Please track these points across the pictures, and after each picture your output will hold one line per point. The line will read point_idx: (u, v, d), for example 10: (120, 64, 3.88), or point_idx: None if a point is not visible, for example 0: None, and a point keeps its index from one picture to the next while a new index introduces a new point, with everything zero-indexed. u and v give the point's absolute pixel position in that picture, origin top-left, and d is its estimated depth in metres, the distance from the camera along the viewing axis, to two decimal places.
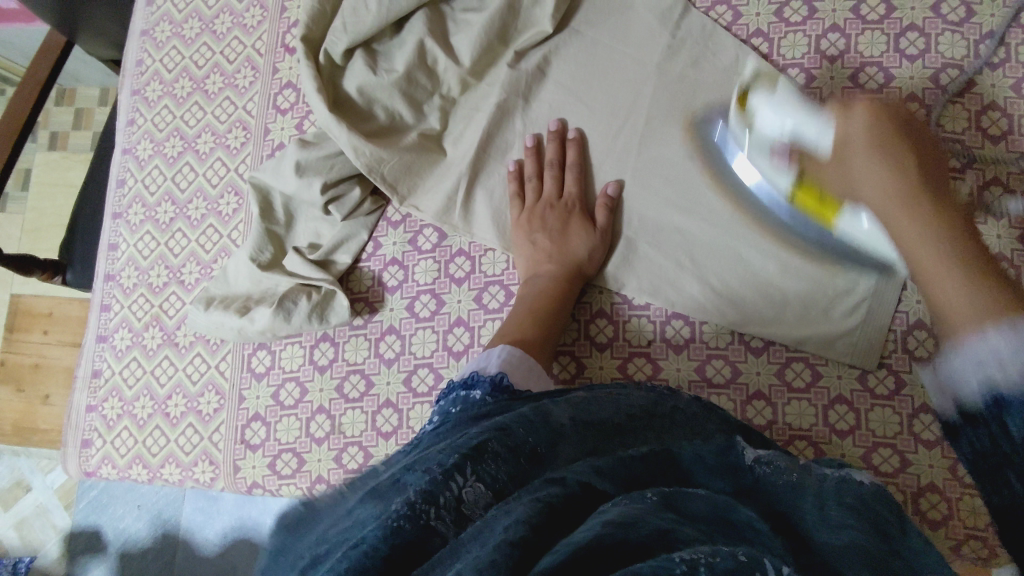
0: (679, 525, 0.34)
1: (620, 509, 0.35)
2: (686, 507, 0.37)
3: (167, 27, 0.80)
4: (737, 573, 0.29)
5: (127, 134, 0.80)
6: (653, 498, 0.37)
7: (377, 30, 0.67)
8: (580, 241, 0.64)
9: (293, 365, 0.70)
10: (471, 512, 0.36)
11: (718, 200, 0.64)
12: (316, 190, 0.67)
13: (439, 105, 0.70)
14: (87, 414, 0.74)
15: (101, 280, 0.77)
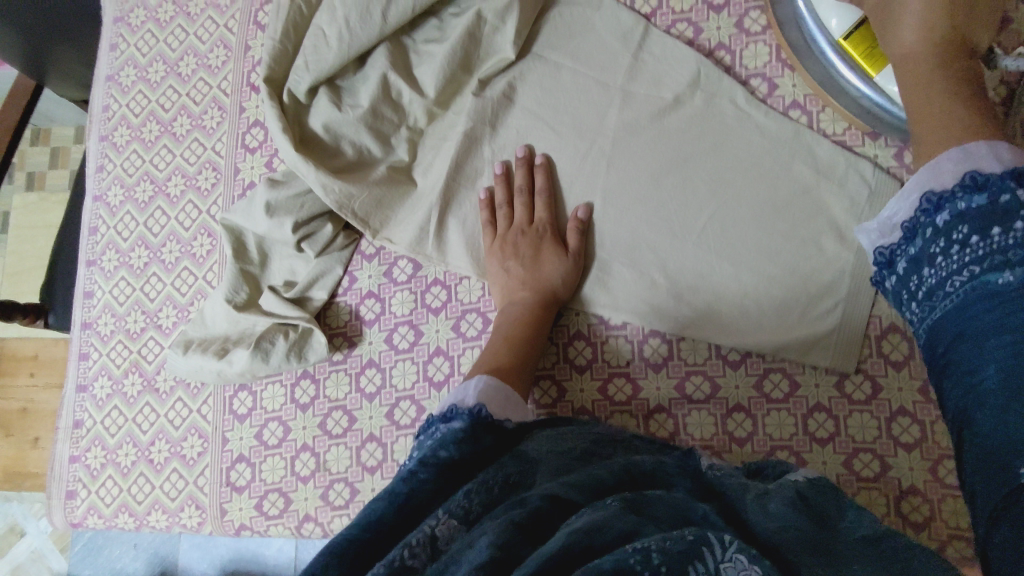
0: (642, 525, 0.34)
1: (584, 517, 0.35)
2: (648, 509, 0.36)
3: (133, 72, 0.80)
4: (685, 554, 0.30)
5: (97, 180, 0.79)
6: (616, 502, 0.36)
7: (340, 67, 0.67)
8: (554, 267, 0.65)
9: (275, 405, 0.69)
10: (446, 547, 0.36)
11: (688, 216, 0.65)
12: (288, 230, 0.67)
13: (405, 136, 0.70)
14: (71, 464, 0.73)
15: (78, 329, 0.77)
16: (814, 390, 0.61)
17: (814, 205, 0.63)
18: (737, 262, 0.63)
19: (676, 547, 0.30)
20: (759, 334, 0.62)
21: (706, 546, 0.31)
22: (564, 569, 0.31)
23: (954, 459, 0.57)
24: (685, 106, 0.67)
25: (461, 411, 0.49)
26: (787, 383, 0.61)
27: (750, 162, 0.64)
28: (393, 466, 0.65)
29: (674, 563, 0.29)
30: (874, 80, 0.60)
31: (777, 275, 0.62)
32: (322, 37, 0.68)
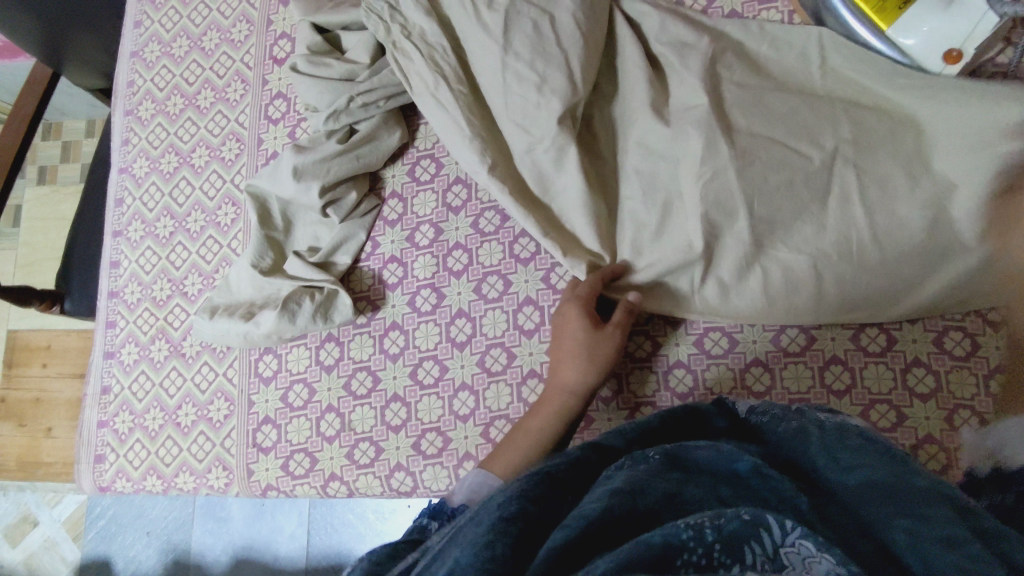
0: (684, 485, 0.37)
1: (624, 472, 0.38)
2: (688, 459, 0.39)
3: (157, 47, 0.82)
4: (740, 535, 0.31)
5: (122, 153, 0.81)
6: (655, 459, 0.39)
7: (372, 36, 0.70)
8: (572, 325, 0.60)
9: (300, 367, 0.71)
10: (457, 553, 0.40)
11: (795, 183, 0.60)
12: (314, 194, 0.69)
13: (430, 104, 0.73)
14: (99, 429, 0.75)
15: (105, 298, 0.78)
16: (831, 344, 0.62)
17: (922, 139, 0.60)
18: (844, 219, 0.59)
19: (731, 527, 0.31)
20: (915, 288, 0.59)
21: (765, 527, 0.31)
22: (611, 531, 0.33)
23: (968, 408, 0.58)
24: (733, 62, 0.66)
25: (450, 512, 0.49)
26: (804, 336, 0.63)
27: (860, 120, 0.61)
28: (418, 424, 0.66)
29: (727, 543, 0.31)
30: (886, 34, 0.62)
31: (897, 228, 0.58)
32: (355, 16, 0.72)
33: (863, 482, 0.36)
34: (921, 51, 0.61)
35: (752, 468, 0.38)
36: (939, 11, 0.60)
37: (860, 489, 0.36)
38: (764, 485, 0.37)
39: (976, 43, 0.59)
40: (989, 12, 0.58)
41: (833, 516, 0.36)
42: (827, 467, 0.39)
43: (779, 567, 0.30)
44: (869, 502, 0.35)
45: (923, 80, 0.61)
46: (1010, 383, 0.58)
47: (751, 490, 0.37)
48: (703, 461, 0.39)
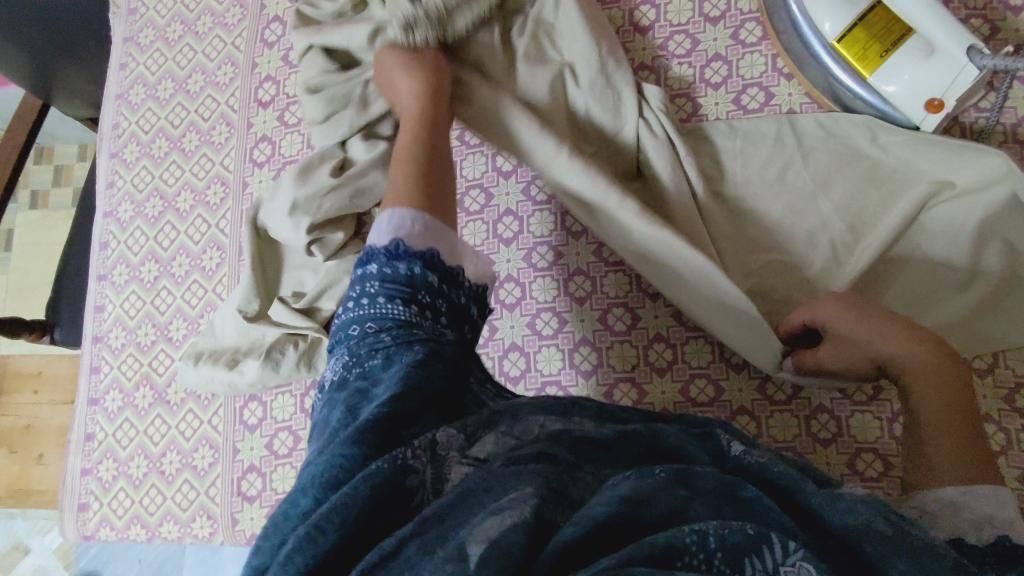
0: (691, 501, 0.34)
1: (631, 481, 0.35)
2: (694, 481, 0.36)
3: (142, 89, 0.81)
4: (745, 549, 0.30)
5: (107, 197, 0.81)
6: (662, 473, 0.36)
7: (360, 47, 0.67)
8: (416, 76, 0.60)
9: (285, 415, 0.70)
10: (445, 454, 0.35)
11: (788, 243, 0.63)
12: (303, 230, 0.66)
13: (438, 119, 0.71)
14: (83, 477, 0.74)
15: (90, 343, 0.78)
16: (817, 392, 0.61)
17: (918, 193, 0.60)
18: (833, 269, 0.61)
19: (733, 539, 0.30)
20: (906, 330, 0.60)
21: (766, 544, 0.30)
22: (606, 546, 0.31)
23: None
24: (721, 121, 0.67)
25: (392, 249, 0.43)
26: (790, 385, 0.62)
27: (847, 178, 0.63)
28: None
29: (731, 558, 0.30)
30: (869, 80, 0.62)
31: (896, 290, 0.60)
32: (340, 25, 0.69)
33: (855, 523, 0.35)
34: (902, 98, 0.61)
35: (757, 495, 0.35)
36: (921, 59, 0.60)
37: (854, 529, 0.35)
38: (764, 512, 0.35)
39: (957, 93, 0.59)
40: (969, 65, 0.58)
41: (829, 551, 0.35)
42: (819, 505, 0.37)
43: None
44: (873, 540, 0.34)
45: (907, 134, 0.61)
46: (997, 432, 0.58)
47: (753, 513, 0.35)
48: (711, 486, 0.36)
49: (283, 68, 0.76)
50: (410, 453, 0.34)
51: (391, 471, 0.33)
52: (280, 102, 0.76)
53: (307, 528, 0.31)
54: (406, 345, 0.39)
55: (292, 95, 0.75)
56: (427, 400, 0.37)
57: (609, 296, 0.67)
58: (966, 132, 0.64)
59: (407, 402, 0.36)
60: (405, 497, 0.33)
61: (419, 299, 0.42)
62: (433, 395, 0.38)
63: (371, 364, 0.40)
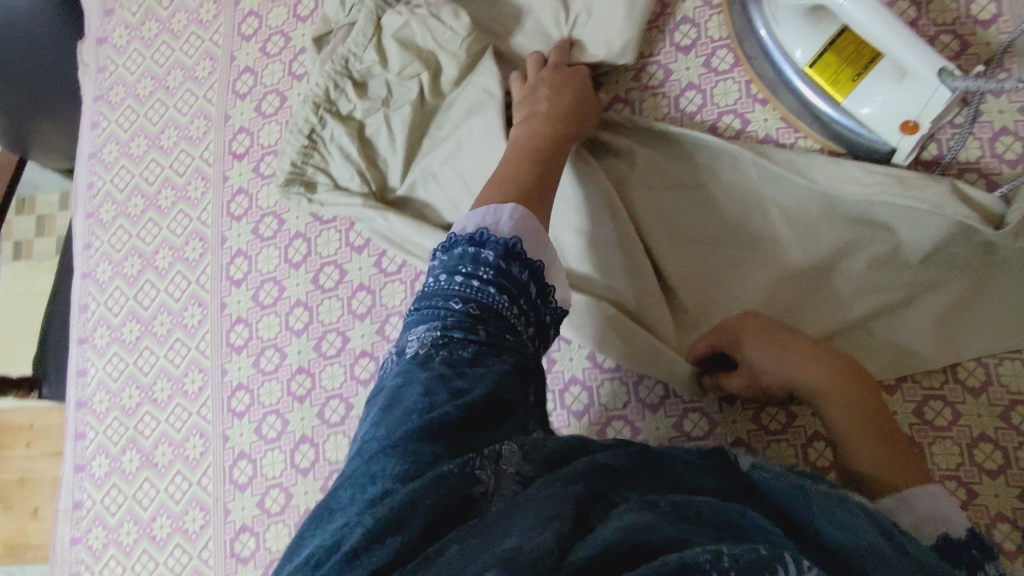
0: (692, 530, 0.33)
1: (630, 513, 0.34)
2: (692, 508, 0.36)
3: (115, 148, 0.81)
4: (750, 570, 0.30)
5: (84, 258, 0.80)
6: (664, 506, 0.35)
7: (332, 80, 0.69)
8: None
9: (275, 471, 0.67)
10: (502, 466, 0.35)
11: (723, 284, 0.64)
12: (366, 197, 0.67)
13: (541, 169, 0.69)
14: (73, 546, 0.72)
15: (74, 408, 0.76)
16: (812, 420, 0.60)
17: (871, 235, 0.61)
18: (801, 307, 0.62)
19: (745, 558, 0.30)
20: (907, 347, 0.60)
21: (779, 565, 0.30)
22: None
23: (953, 480, 0.57)
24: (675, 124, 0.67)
25: (496, 240, 0.44)
26: (784, 414, 0.61)
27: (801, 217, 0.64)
28: None
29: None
30: (843, 104, 0.62)
31: (825, 316, 0.62)
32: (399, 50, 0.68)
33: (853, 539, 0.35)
34: (877, 120, 0.61)
35: (753, 522, 0.36)
36: (893, 82, 0.60)
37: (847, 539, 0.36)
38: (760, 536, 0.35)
39: (932, 113, 0.58)
40: (941, 87, 0.57)
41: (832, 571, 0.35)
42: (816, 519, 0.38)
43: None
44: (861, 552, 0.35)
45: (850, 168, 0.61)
46: (994, 450, 0.57)
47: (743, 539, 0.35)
48: (707, 516, 0.35)
49: (256, 118, 0.76)
50: (480, 461, 0.35)
51: (458, 480, 0.34)
52: (254, 153, 0.75)
53: (369, 514, 0.32)
54: (497, 352, 0.40)
55: (267, 145, 0.75)
56: (482, 414, 0.37)
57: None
58: (945, 147, 0.64)
59: (484, 411, 0.37)
60: (464, 506, 0.34)
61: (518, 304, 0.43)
62: (493, 410, 0.38)
63: (462, 352, 0.40)
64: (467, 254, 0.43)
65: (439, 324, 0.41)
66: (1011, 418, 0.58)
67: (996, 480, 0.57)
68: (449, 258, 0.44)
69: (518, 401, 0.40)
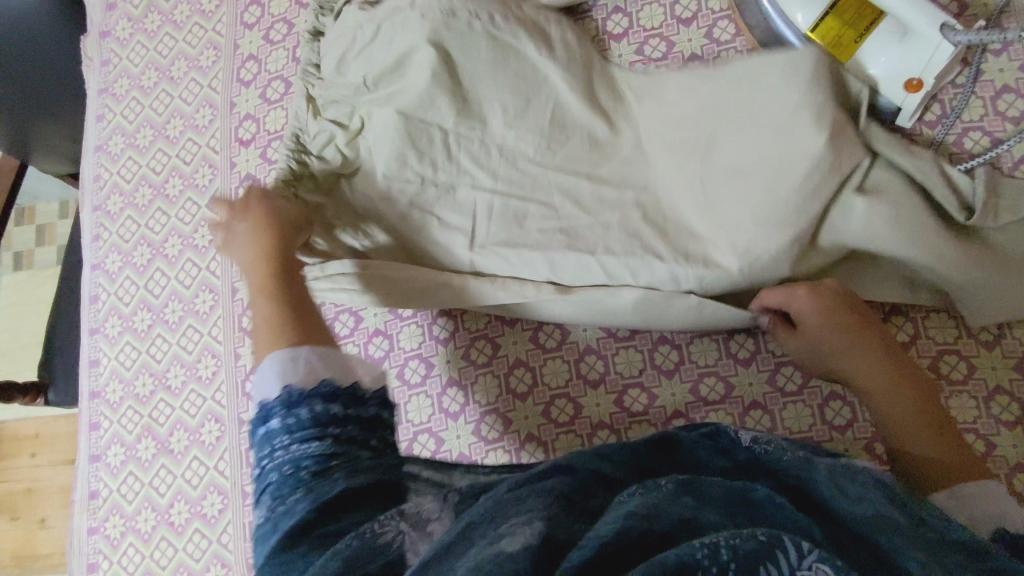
0: (700, 509, 0.36)
1: (636, 498, 0.36)
2: (704, 488, 0.38)
3: (121, 139, 0.81)
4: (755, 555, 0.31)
5: (93, 249, 0.80)
6: (668, 485, 0.38)
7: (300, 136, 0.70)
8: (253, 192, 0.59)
9: None
10: (417, 511, 0.38)
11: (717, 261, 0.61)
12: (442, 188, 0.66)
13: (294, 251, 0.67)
14: (90, 536, 0.72)
15: (87, 399, 0.76)
16: (828, 379, 0.60)
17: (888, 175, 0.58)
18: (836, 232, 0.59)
19: (745, 547, 0.31)
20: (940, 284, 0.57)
21: (781, 551, 0.31)
22: (621, 561, 0.32)
23: (971, 431, 0.58)
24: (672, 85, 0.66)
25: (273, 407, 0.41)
26: (799, 375, 0.61)
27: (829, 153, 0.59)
28: None
29: (743, 562, 0.30)
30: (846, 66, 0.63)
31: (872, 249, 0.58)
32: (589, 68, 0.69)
33: (873, 513, 0.37)
34: (881, 80, 0.62)
35: (767, 496, 0.38)
36: (896, 40, 0.61)
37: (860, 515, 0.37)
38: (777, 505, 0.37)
39: (935, 71, 0.60)
40: (945, 42, 0.59)
41: (847, 546, 0.36)
42: (833, 494, 0.39)
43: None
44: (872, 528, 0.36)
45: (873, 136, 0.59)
46: (1010, 402, 0.58)
47: (764, 515, 0.36)
48: (718, 494, 0.38)
49: (261, 105, 0.76)
50: (380, 525, 0.36)
51: (367, 549, 0.35)
52: (261, 140, 0.76)
53: None
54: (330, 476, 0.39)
55: (273, 131, 0.75)
56: (355, 500, 0.39)
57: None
58: (949, 106, 0.65)
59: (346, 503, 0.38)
60: (391, 566, 0.35)
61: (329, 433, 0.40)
62: (361, 499, 0.39)
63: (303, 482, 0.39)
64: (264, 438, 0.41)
65: (278, 472, 0.40)
66: None
67: (1014, 432, 0.57)
68: (259, 447, 0.42)
69: (383, 490, 0.40)
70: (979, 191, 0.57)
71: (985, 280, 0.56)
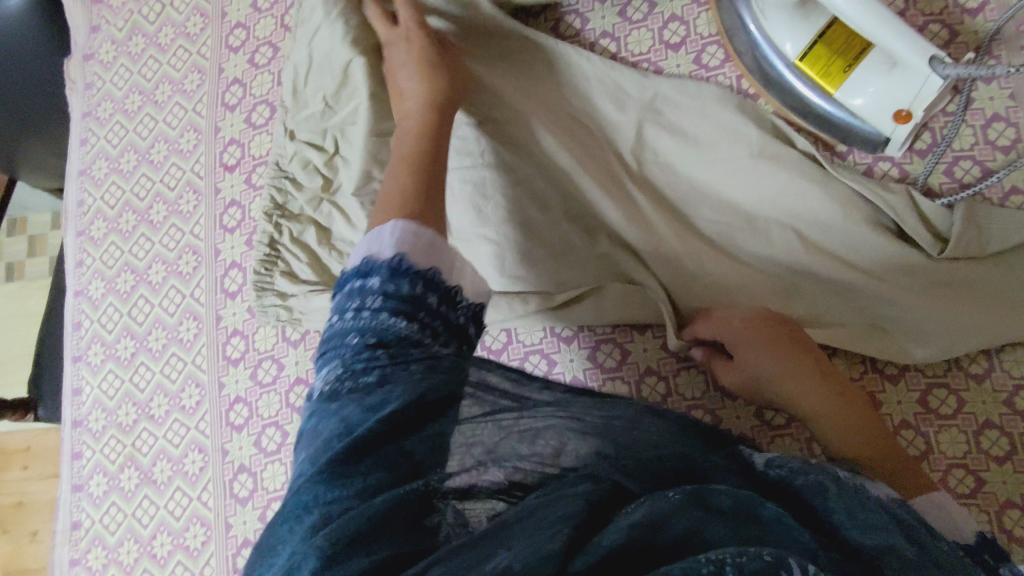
0: (706, 523, 0.35)
1: (643, 506, 0.35)
2: (712, 498, 0.37)
3: (104, 163, 0.80)
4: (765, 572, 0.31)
5: (76, 275, 0.79)
6: (676, 496, 0.36)
7: (274, 184, 0.70)
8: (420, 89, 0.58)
9: (276, 485, 0.67)
10: (467, 478, 0.38)
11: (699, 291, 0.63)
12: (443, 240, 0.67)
13: (272, 277, 0.68)
14: (72, 568, 0.71)
15: (69, 427, 0.76)
16: None
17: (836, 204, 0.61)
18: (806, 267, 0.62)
19: (752, 565, 0.32)
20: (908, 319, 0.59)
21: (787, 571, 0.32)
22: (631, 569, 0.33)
23: (960, 468, 0.57)
24: (667, 113, 0.67)
25: (380, 265, 0.41)
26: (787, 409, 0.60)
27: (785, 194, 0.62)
28: None
29: None
30: (835, 96, 0.62)
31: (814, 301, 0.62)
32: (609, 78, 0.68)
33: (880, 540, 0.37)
34: (871, 111, 0.61)
35: (775, 514, 0.37)
36: (883, 72, 0.60)
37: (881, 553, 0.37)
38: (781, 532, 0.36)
39: (924, 102, 0.59)
40: (933, 74, 0.57)
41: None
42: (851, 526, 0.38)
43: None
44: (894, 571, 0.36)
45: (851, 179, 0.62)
46: (1000, 437, 0.57)
47: (769, 533, 0.36)
48: (725, 505, 0.36)
49: (246, 129, 0.76)
50: (434, 491, 0.36)
51: (417, 507, 0.35)
52: (246, 165, 0.75)
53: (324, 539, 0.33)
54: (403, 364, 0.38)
55: (258, 156, 0.74)
56: (403, 427, 0.37)
57: (597, 333, 0.66)
58: (939, 135, 0.64)
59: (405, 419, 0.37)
60: (428, 532, 0.35)
61: (417, 323, 0.40)
62: (412, 424, 0.37)
63: (367, 377, 0.38)
64: (357, 291, 0.41)
65: (342, 362, 0.40)
66: (1015, 403, 0.58)
67: (1003, 467, 0.57)
68: (340, 300, 0.42)
69: (440, 411, 0.39)
70: (956, 223, 0.59)
71: (926, 315, 0.59)
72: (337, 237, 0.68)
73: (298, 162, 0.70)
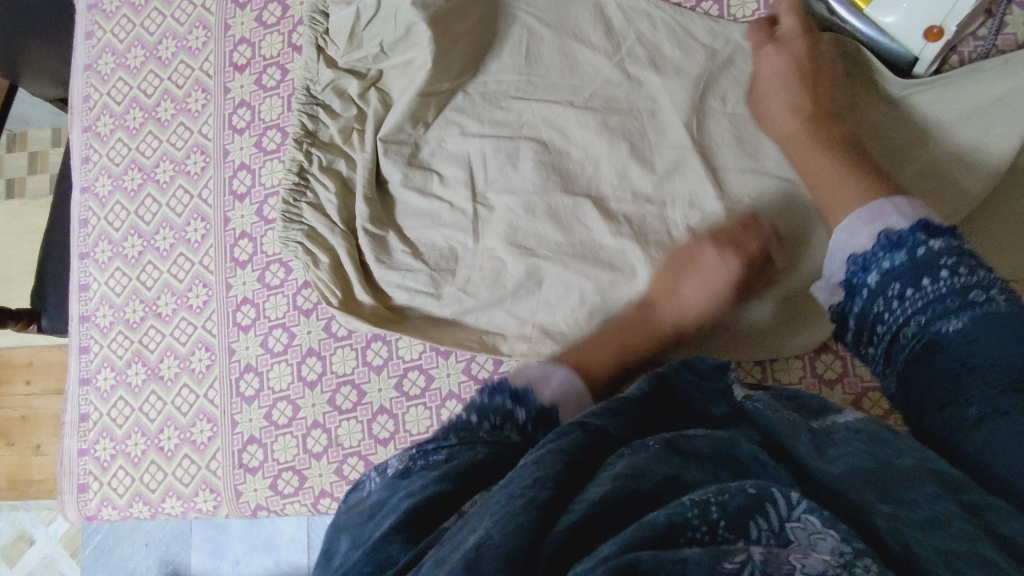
0: (686, 470, 0.35)
1: (624, 461, 0.36)
2: (689, 446, 0.37)
3: (111, 59, 0.79)
4: (748, 509, 0.30)
5: (83, 171, 0.79)
6: (655, 446, 0.37)
7: (305, 112, 0.69)
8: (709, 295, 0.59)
9: (282, 385, 0.68)
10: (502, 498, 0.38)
11: None
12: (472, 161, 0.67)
13: (299, 208, 0.68)
14: (80, 458, 0.73)
15: (77, 322, 0.76)
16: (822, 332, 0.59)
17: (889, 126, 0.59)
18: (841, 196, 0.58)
19: (734, 502, 0.31)
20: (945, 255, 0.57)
21: (770, 503, 0.31)
22: (610, 522, 0.32)
23: None
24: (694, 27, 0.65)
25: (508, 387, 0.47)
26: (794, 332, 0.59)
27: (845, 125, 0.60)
28: (406, 438, 0.63)
29: (733, 518, 0.30)
30: (865, 12, 0.60)
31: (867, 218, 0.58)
32: (639, 32, 0.65)
33: (846, 471, 0.34)
34: (902, 29, 0.59)
35: (753, 454, 0.36)
36: None
37: (846, 477, 0.33)
38: (759, 470, 0.35)
39: (957, 19, 0.56)
40: None
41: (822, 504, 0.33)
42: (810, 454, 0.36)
43: (785, 543, 0.30)
44: (858, 488, 0.33)
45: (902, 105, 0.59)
46: None
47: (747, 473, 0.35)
48: (702, 449, 0.36)
49: (257, 29, 0.74)
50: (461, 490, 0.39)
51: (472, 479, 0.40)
52: (256, 65, 0.73)
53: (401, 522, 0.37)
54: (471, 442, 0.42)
55: (269, 57, 0.73)
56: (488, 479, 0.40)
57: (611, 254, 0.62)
58: None
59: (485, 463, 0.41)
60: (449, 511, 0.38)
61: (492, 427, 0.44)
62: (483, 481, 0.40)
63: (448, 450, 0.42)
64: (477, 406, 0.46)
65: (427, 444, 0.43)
66: None
67: None
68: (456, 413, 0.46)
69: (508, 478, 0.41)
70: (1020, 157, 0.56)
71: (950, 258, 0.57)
72: (367, 163, 0.68)
73: (332, 89, 0.69)
